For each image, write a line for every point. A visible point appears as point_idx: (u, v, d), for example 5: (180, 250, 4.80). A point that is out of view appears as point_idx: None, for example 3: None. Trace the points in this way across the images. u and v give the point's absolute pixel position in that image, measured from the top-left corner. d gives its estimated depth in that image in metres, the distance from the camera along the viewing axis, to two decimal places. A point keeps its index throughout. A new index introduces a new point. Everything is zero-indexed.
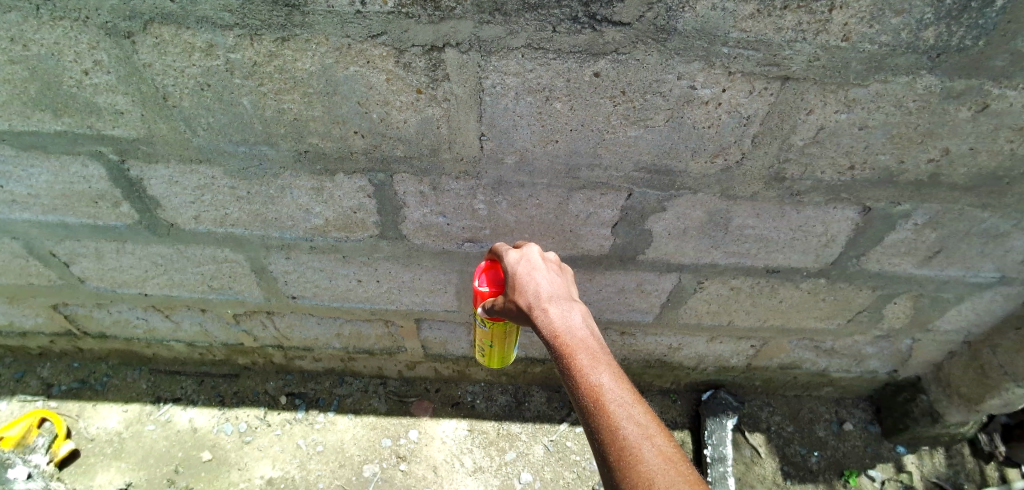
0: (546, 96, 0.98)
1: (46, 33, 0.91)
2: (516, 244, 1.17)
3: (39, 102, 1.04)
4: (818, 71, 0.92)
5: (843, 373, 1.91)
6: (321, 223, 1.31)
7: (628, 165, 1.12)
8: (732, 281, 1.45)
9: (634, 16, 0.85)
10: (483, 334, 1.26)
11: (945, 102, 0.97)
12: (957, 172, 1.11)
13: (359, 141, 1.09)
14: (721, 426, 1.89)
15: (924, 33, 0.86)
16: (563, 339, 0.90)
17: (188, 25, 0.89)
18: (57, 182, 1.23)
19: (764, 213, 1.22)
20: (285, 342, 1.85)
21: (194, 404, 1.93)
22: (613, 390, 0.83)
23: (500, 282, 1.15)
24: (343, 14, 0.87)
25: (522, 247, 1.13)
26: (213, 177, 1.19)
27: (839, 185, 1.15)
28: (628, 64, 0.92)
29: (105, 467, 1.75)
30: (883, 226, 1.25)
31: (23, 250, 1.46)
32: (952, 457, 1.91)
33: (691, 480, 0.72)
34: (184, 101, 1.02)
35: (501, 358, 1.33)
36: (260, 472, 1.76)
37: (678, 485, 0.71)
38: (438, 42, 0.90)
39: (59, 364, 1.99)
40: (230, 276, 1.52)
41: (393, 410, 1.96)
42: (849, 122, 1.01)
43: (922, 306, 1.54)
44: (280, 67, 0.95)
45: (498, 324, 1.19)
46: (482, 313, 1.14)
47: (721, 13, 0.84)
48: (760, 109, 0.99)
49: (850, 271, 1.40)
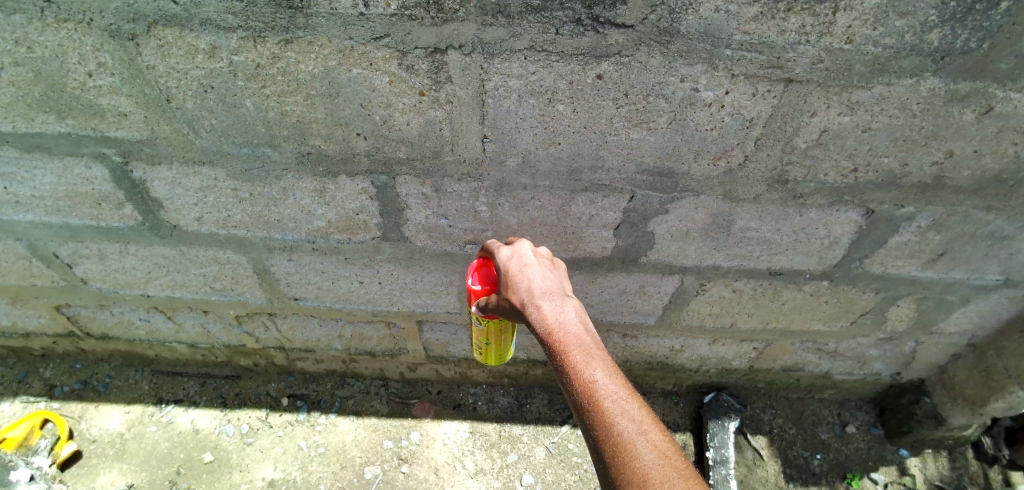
0: (549, 98, 0.98)
1: (50, 35, 0.91)
2: (507, 241, 1.17)
3: (43, 104, 1.04)
4: (822, 73, 0.91)
5: (846, 376, 1.90)
6: (324, 225, 1.31)
7: (631, 168, 1.12)
8: (735, 283, 1.45)
9: (638, 18, 0.85)
10: (478, 332, 1.26)
11: (950, 105, 0.97)
12: (961, 174, 1.11)
13: (361, 143, 1.09)
14: (723, 429, 1.89)
15: (928, 35, 0.86)
16: (556, 336, 0.90)
17: (192, 27, 0.89)
18: (60, 183, 1.23)
19: (767, 215, 1.22)
20: (287, 343, 1.85)
21: (197, 405, 1.93)
22: (607, 386, 0.84)
23: (493, 280, 1.15)
24: (347, 16, 0.87)
25: (513, 243, 1.13)
26: (216, 178, 1.19)
27: (842, 188, 1.14)
28: (631, 66, 0.92)
29: (107, 468, 1.75)
30: (886, 228, 1.25)
31: (26, 251, 1.46)
32: (956, 460, 1.90)
33: (686, 474, 0.74)
34: (188, 103, 1.03)
35: (500, 355, 1.32)
36: (262, 473, 1.76)
37: (673, 480, 0.72)
38: (441, 44, 0.90)
39: (62, 365, 2.00)
40: (232, 277, 1.52)
41: (395, 412, 1.96)
42: (852, 125, 1.01)
43: (926, 309, 1.54)
44: (284, 69, 0.95)
45: (493, 322, 1.20)
46: (477, 311, 1.14)
47: (724, 15, 0.84)
48: (763, 112, 0.99)
49: (854, 273, 1.39)
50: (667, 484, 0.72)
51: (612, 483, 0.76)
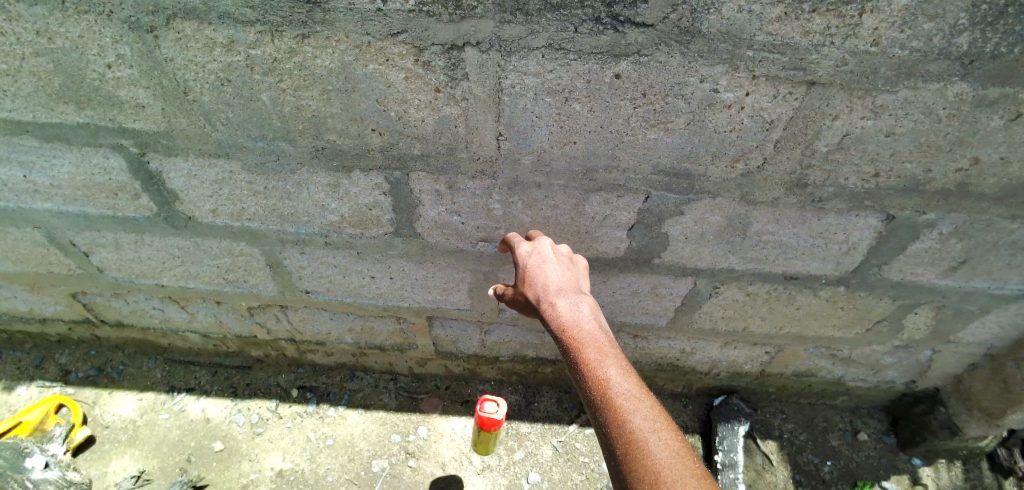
0: (566, 97, 0.97)
1: (71, 27, 0.92)
2: (528, 236, 1.19)
3: (63, 94, 1.05)
4: (846, 76, 0.89)
5: (858, 382, 1.88)
6: (336, 220, 1.31)
7: (647, 168, 1.10)
8: (749, 287, 1.43)
9: (659, 17, 0.84)
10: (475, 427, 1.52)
11: (977, 111, 0.94)
12: (986, 182, 1.08)
13: (376, 139, 1.09)
14: (732, 433, 1.87)
15: (958, 39, 0.83)
16: (570, 333, 0.92)
17: (210, 20, 0.89)
18: (79, 173, 1.25)
19: (783, 219, 1.20)
20: (297, 336, 1.86)
21: (208, 395, 1.95)
22: (620, 384, 0.85)
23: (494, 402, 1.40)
24: (364, 11, 0.86)
25: (534, 239, 1.15)
26: (232, 171, 1.20)
27: (863, 193, 1.12)
28: (650, 66, 0.91)
29: (119, 454, 1.78)
30: (907, 235, 1.22)
31: (44, 239, 1.49)
32: (970, 471, 1.87)
33: (698, 474, 0.74)
34: (205, 97, 1.03)
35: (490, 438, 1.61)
36: (271, 463, 1.78)
37: (686, 480, 0.72)
38: (458, 41, 0.89)
39: (77, 351, 2.03)
40: (245, 269, 1.53)
41: (403, 406, 1.97)
42: (875, 129, 0.99)
43: (944, 317, 1.51)
44: (300, 64, 0.95)
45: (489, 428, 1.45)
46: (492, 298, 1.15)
47: (747, 16, 0.83)
48: (784, 114, 0.97)
49: (871, 279, 1.37)
50: (678, 482, 0.72)
51: (624, 480, 0.77)
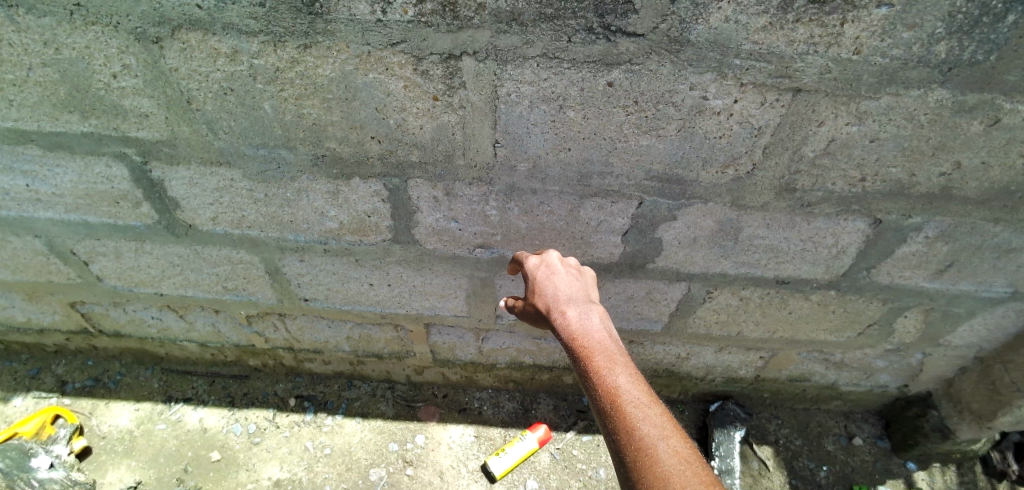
0: (560, 105, 1.00)
1: (78, 37, 0.94)
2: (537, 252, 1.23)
3: (68, 104, 1.07)
4: (830, 83, 0.93)
5: (853, 387, 1.89)
6: (335, 226, 1.33)
7: (639, 174, 1.13)
8: (741, 291, 1.46)
9: (649, 27, 0.87)
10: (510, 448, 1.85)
11: (957, 116, 0.98)
12: (968, 186, 1.12)
13: (375, 146, 1.12)
14: (728, 439, 1.89)
15: (936, 47, 0.87)
16: (580, 341, 0.94)
17: (215, 31, 0.92)
18: (81, 182, 1.26)
19: (774, 223, 1.23)
20: (295, 344, 1.87)
21: (205, 404, 1.94)
22: (629, 392, 0.87)
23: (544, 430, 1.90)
24: (364, 22, 0.89)
25: (543, 253, 1.18)
26: (233, 179, 1.22)
27: (850, 197, 1.15)
28: (641, 74, 0.94)
29: (116, 464, 1.77)
30: (893, 239, 1.25)
31: (44, 247, 1.50)
32: (964, 475, 1.87)
33: (707, 480, 0.75)
34: (208, 105, 1.05)
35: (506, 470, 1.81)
36: (268, 473, 1.77)
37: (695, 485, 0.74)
38: (455, 50, 0.92)
39: (74, 361, 2.02)
40: (244, 277, 1.54)
41: (401, 415, 1.96)
42: (860, 135, 1.02)
43: (933, 320, 1.53)
44: (302, 73, 0.98)
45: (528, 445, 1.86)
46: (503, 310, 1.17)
47: (733, 25, 0.86)
48: (771, 121, 1.00)
49: (861, 282, 1.39)
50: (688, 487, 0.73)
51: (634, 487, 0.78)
